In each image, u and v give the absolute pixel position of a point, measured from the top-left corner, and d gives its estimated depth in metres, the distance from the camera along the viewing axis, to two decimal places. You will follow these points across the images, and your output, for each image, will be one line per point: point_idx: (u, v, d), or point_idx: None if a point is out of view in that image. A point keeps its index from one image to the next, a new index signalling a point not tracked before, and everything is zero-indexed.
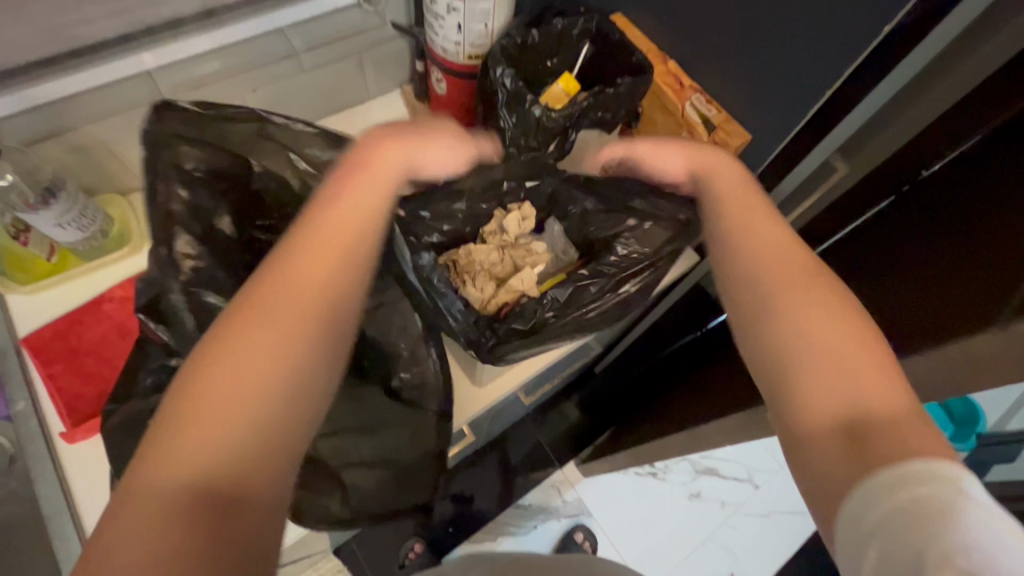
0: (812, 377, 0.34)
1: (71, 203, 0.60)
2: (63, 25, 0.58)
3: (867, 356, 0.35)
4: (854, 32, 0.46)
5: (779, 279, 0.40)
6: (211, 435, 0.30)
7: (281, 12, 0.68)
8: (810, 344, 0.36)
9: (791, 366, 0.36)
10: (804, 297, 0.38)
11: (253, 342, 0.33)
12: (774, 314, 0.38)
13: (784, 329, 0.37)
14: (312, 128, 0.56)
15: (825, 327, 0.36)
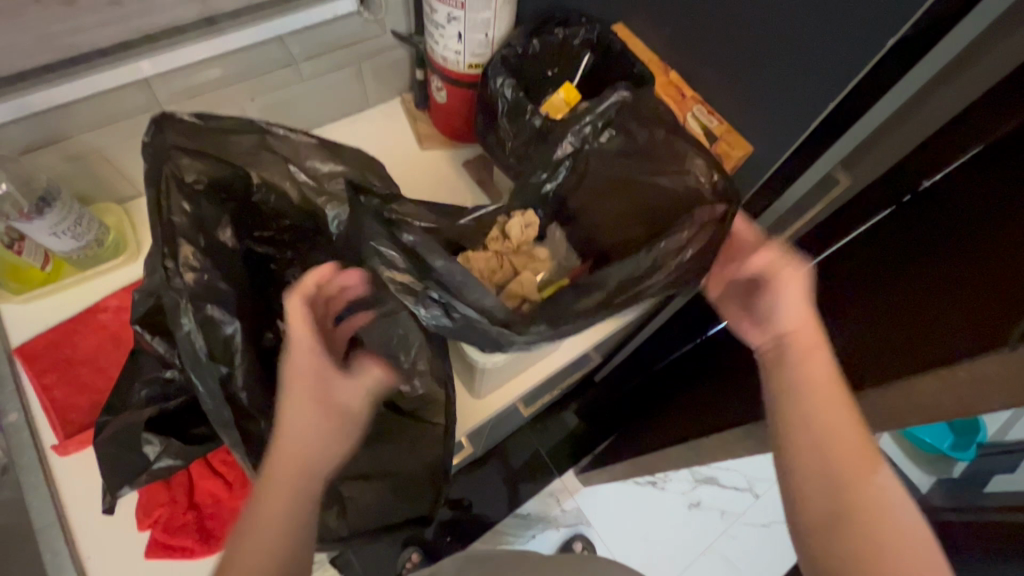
0: (838, 492, 0.43)
1: (66, 211, 0.59)
2: (58, 33, 0.57)
3: (873, 461, 0.44)
4: (851, 47, 0.46)
5: (817, 385, 0.46)
6: (258, 551, 0.39)
7: (282, 20, 0.68)
8: (841, 464, 0.44)
9: (820, 471, 0.44)
10: (825, 389, 0.46)
11: (280, 476, 0.41)
12: (808, 391, 0.46)
13: (835, 506, 0.43)
14: (310, 139, 0.53)
15: (845, 423, 0.45)
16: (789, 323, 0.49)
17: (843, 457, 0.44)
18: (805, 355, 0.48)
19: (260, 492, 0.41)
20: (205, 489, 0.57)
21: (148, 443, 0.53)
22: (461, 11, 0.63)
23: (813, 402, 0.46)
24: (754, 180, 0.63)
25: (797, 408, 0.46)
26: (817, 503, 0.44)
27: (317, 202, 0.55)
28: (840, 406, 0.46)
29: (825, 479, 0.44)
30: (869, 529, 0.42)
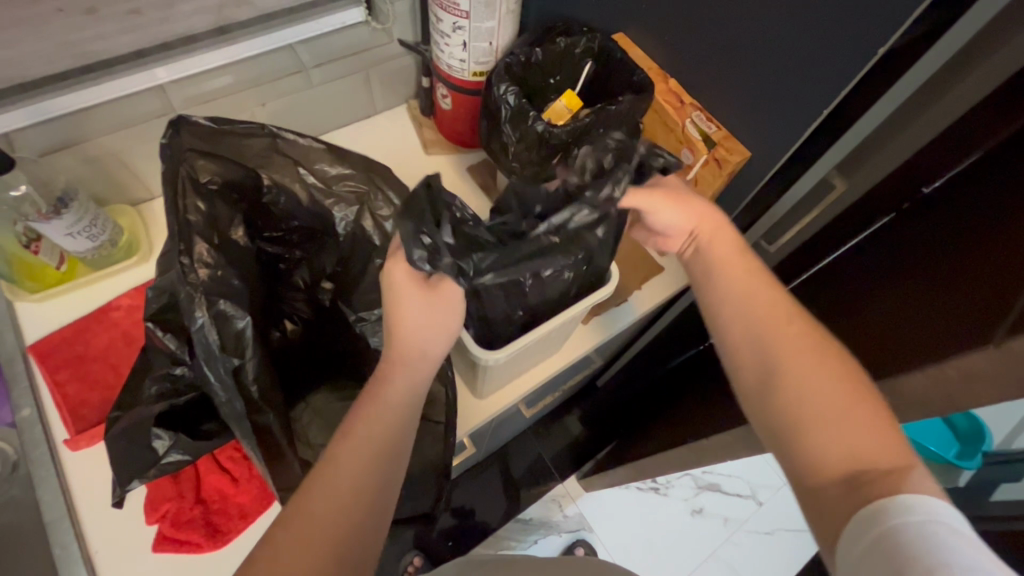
0: (807, 412, 0.41)
1: (82, 212, 0.61)
2: (80, 40, 0.61)
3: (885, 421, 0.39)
4: (841, 55, 0.47)
5: (770, 321, 0.45)
6: (340, 495, 0.39)
7: (293, 29, 0.69)
8: (817, 408, 0.40)
9: (789, 410, 0.41)
10: (761, 303, 0.46)
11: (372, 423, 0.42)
12: (759, 335, 0.45)
13: (798, 404, 0.41)
14: (320, 142, 0.54)
15: (798, 341, 0.44)
16: (719, 258, 0.50)
17: (803, 365, 0.43)
18: (752, 293, 0.47)
19: (321, 467, 0.40)
20: (212, 484, 0.59)
21: (158, 437, 0.54)
22: (466, 20, 0.65)
23: (775, 335, 0.44)
24: (753, 185, 0.64)
25: (743, 334, 0.46)
26: (792, 438, 0.41)
27: (325, 204, 0.56)
28: (770, 303, 0.46)
29: (800, 408, 0.41)
30: (822, 424, 0.40)
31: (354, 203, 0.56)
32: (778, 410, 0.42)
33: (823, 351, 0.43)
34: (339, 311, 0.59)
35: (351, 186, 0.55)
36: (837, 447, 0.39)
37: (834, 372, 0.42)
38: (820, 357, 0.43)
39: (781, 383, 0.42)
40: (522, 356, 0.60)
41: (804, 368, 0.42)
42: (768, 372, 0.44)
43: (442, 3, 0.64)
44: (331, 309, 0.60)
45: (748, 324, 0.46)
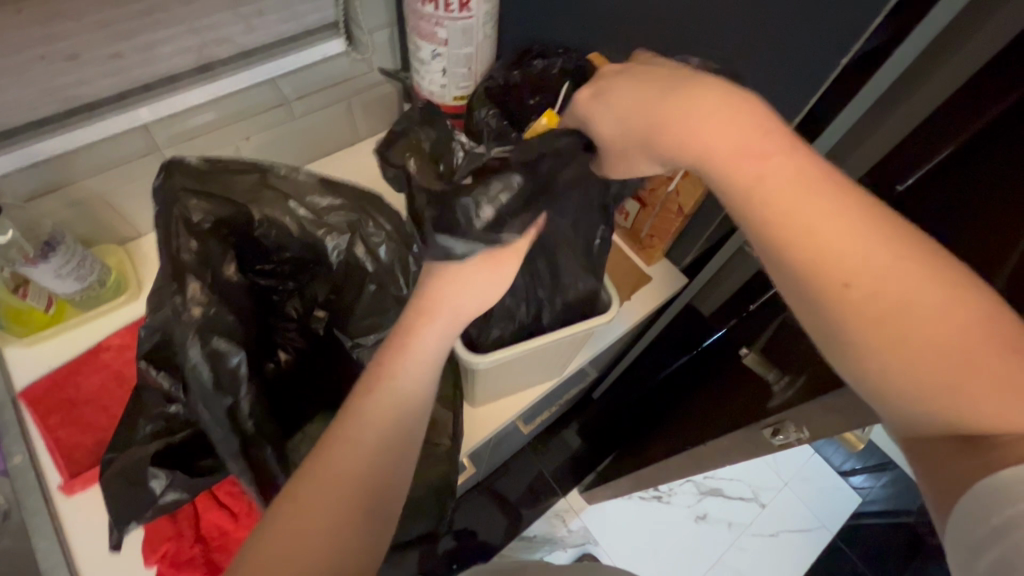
0: (915, 380, 0.34)
1: (70, 254, 0.61)
2: (62, 85, 0.61)
3: (1007, 362, 0.33)
4: (810, 65, 0.49)
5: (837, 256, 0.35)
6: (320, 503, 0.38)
7: (276, 63, 0.71)
8: (934, 374, 0.34)
9: (880, 377, 0.35)
10: (845, 257, 0.35)
11: (366, 424, 0.41)
12: (822, 281, 0.35)
13: (906, 384, 0.35)
14: (311, 173, 0.55)
15: (890, 293, 0.35)
16: (746, 181, 0.37)
17: (891, 316, 0.35)
18: (793, 215, 0.35)
19: (289, 497, 0.38)
20: (210, 520, 0.58)
21: (155, 477, 0.53)
22: (444, 47, 0.67)
23: (857, 279, 0.35)
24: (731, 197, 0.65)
25: (805, 300, 0.37)
26: (892, 408, 0.36)
27: (317, 234, 0.56)
28: (847, 250, 0.35)
29: (905, 377, 0.35)
30: (920, 390, 0.34)
31: (346, 231, 0.56)
32: (859, 383, 0.37)
33: (911, 292, 0.34)
34: (335, 339, 0.61)
35: (342, 216, 0.56)
36: (935, 413, 0.35)
37: (932, 312, 0.34)
38: (914, 308, 0.34)
39: (872, 352, 0.35)
40: (513, 369, 0.61)
41: (920, 340, 0.34)
42: (845, 343, 0.36)
43: (421, 32, 0.66)
44: (326, 337, 0.61)
45: (817, 283, 0.36)
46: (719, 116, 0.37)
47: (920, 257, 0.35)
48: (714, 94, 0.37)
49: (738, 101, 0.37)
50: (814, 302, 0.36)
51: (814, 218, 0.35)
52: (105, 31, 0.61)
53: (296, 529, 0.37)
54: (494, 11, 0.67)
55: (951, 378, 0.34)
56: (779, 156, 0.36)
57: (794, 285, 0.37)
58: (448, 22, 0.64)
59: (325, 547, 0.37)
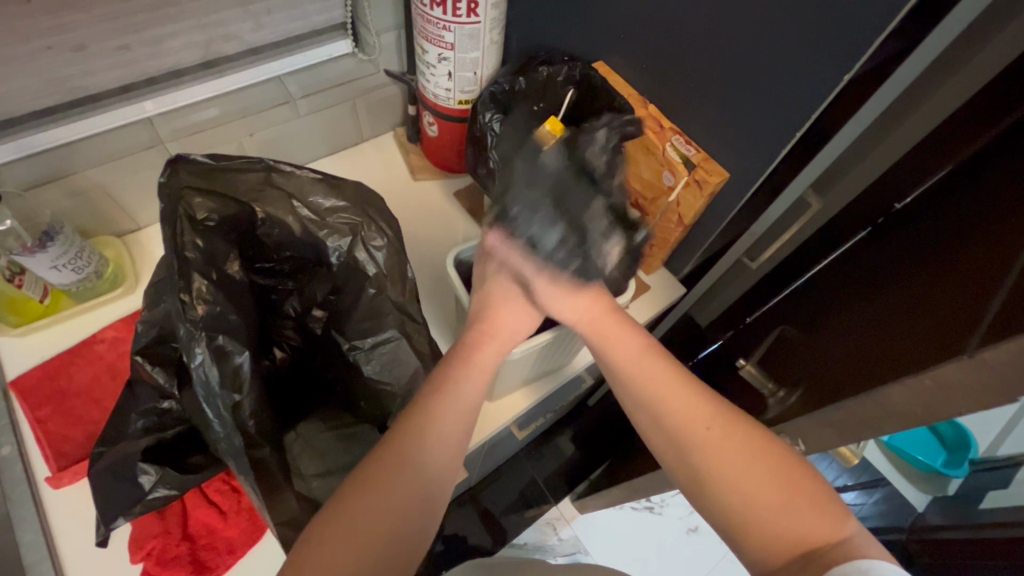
0: (745, 506, 0.44)
1: (68, 245, 0.61)
2: (69, 76, 0.60)
3: (800, 489, 0.44)
4: (815, 81, 0.50)
5: (678, 413, 0.48)
6: (378, 506, 0.41)
7: (279, 62, 0.71)
8: (755, 499, 0.44)
9: (736, 509, 0.45)
10: (696, 419, 0.47)
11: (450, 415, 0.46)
12: (674, 428, 0.48)
13: (737, 509, 0.45)
14: (314, 175, 0.53)
15: (732, 441, 0.46)
16: (618, 358, 0.51)
17: (723, 456, 0.46)
18: (648, 381, 0.49)
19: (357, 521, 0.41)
20: (199, 518, 0.57)
21: (145, 473, 0.52)
22: (451, 52, 0.67)
23: (694, 433, 0.47)
24: (729, 209, 0.65)
25: (680, 453, 0.47)
26: (735, 532, 0.45)
27: (319, 236, 0.55)
28: (700, 409, 0.48)
29: (738, 504, 0.45)
30: (760, 520, 0.44)
31: (347, 234, 0.55)
32: (727, 516, 0.45)
33: (746, 443, 0.46)
34: (332, 341, 0.59)
35: (344, 218, 0.54)
36: (777, 531, 0.43)
37: (754, 462, 0.45)
38: (751, 452, 0.45)
39: (710, 487, 0.46)
40: (518, 367, 0.62)
41: (739, 478, 0.45)
42: (707, 485, 0.46)
43: (428, 35, 0.66)
44: (322, 337, 0.60)
45: (679, 436, 0.47)
46: (603, 317, 0.53)
47: (755, 425, 0.47)
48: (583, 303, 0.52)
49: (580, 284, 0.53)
50: (672, 452, 0.48)
51: (670, 386, 0.49)
52: (112, 25, 0.58)
53: (357, 537, 0.40)
54: (502, 17, 0.68)
55: (770, 504, 0.44)
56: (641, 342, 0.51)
57: (652, 433, 0.49)
58: (456, 27, 0.64)
59: (388, 529, 0.41)
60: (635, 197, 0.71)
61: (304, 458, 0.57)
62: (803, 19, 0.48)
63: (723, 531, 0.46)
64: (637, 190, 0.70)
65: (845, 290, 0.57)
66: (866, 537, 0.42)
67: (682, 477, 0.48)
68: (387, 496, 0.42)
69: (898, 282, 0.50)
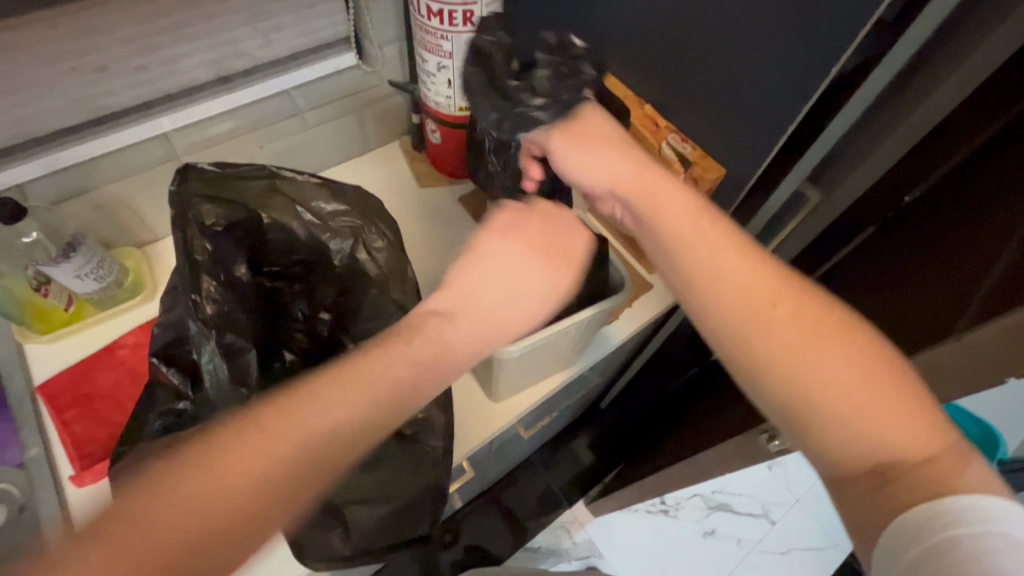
0: (824, 399, 0.39)
1: (91, 255, 0.64)
2: (91, 96, 0.63)
3: (890, 386, 0.39)
4: (806, 74, 0.50)
5: (744, 288, 0.43)
6: (210, 486, 0.33)
7: (287, 77, 0.74)
8: (834, 389, 0.39)
9: (810, 402, 0.39)
10: (768, 293, 0.42)
11: (334, 397, 0.37)
12: (732, 305, 0.43)
13: (813, 403, 0.39)
14: (315, 180, 0.56)
15: (806, 321, 0.41)
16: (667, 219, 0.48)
17: (797, 339, 0.41)
18: (702, 250, 0.45)
19: (248, 437, 0.34)
20: None
21: None
22: (450, 60, 0.69)
23: (765, 310, 0.42)
24: (729, 205, 0.66)
25: (739, 337, 0.42)
26: (804, 432, 0.40)
27: (322, 238, 0.57)
28: (769, 285, 0.43)
29: (812, 395, 0.39)
30: (853, 419, 0.38)
31: (349, 236, 0.57)
32: (796, 409, 0.40)
33: (821, 326, 0.41)
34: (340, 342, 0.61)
35: (346, 221, 0.57)
36: (861, 433, 0.38)
37: (830, 350, 0.40)
38: (833, 338, 0.40)
39: (777, 377, 0.40)
40: (525, 365, 0.63)
41: (817, 371, 0.39)
42: (777, 372, 0.40)
43: (427, 45, 0.68)
44: (330, 339, 0.62)
45: (756, 329, 0.41)
46: (648, 175, 0.51)
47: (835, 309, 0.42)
48: (631, 173, 0.51)
49: (612, 148, 0.54)
50: (733, 332, 0.43)
51: (740, 263, 0.44)
52: (130, 46, 0.62)
53: (192, 495, 0.32)
54: (498, 25, 0.69)
55: (856, 398, 0.38)
56: (696, 212, 0.47)
57: (708, 314, 0.44)
58: (453, 36, 0.66)
59: (211, 519, 0.33)
60: None
61: None
62: (794, 13, 0.48)
63: (787, 430, 0.41)
64: None
65: (876, 275, 0.58)
66: (975, 465, 0.36)
67: (740, 363, 0.42)
68: (227, 475, 0.33)
69: (941, 242, 0.50)
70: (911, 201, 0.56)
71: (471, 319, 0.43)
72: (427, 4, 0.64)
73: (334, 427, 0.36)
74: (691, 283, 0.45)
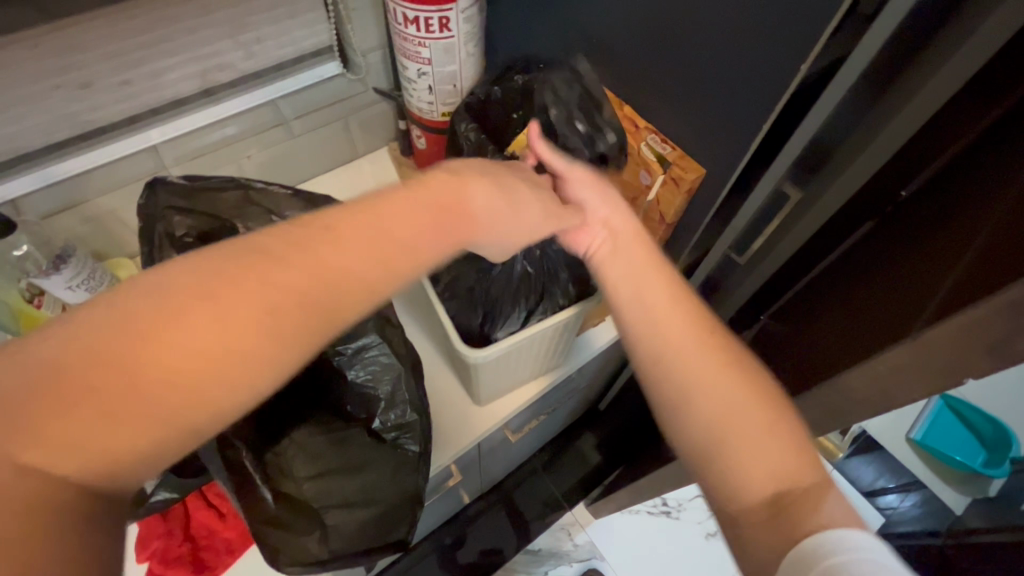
0: (715, 427, 0.41)
1: (81, 266, 0.66)
2: (79, 112, 0.65)
3: (777, 422, 0.41)
4: (779, 72, 0.49)
5: (659, 318, 0.46)
6: (146, 340, 0.30)
7: (273, 87, 0.75)
8: (721, 417, 0.41)
9: (701, 427, 0.42)
10: (678, 322, 0.46)
11: (299, 261, 0.35)
12: (645, 333, 0.46)
13: (703, 428, 0.42)
14: (288, 192, 0.57)
15: (708, 353, 0.44)
16: (608, 254, 0.52)
17: (695, 368, 0.43)
18: (632, 280, 0.49)
19: (149, 324, 0.31)
20: (199, 521, 0.61)
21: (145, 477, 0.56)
22: (429, 66, 0.70)
23: (671, 339, 0.45)
24: (710, 204, 0.65)
25: (651, 362, 0.46)
26: (697, 455, 0.42)
27: None
28: (682, 320, 0.46)
29: (704, 420, 0.42)
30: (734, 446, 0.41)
31: None
32: (693, 435, 0.42)
33: (723, 360, 0.43)
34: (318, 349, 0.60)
35: None
36: (745, 465, 0.40)
37: (726, 382, 0.42)
38: (736, 372, 0.43)
39: (678, 403, 0.43)
40: (498, 369, 0.63)
41: (711, 400, 0.42)
42: (677, 395, 0.44)
43: (407, 53, 0.69)
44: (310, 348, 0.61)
45: (660, 356, 0.45)
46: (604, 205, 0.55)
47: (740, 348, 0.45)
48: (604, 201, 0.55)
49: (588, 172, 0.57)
50: (645, 357, 0.46)
51: (661, 297, 0.47)
52: (114, 62, 0.63)
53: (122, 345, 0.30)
54: (476, 30, 0.70)
55: (746, 429, 0.40)
56: (635, 247, 0.52)
57: (631, 340, 0.48)
58: (431, 43, 0.67)
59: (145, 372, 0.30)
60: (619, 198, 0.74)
61: (297, 459, 0.59)
62: (764, 11, 0.47)
63: (685, 454, 0.44)
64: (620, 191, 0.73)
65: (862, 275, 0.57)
66: (851, 510, 0.37)
67: (653, 386, 0.46)
68: (181, 322, 0.31)
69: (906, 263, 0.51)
70: (906, 196, 0.55)
71: (448, 219, 0.42)
72: (403, 13, 0.64)
73: (278, 315, 0.34)
74: (623, 314, 0.49)
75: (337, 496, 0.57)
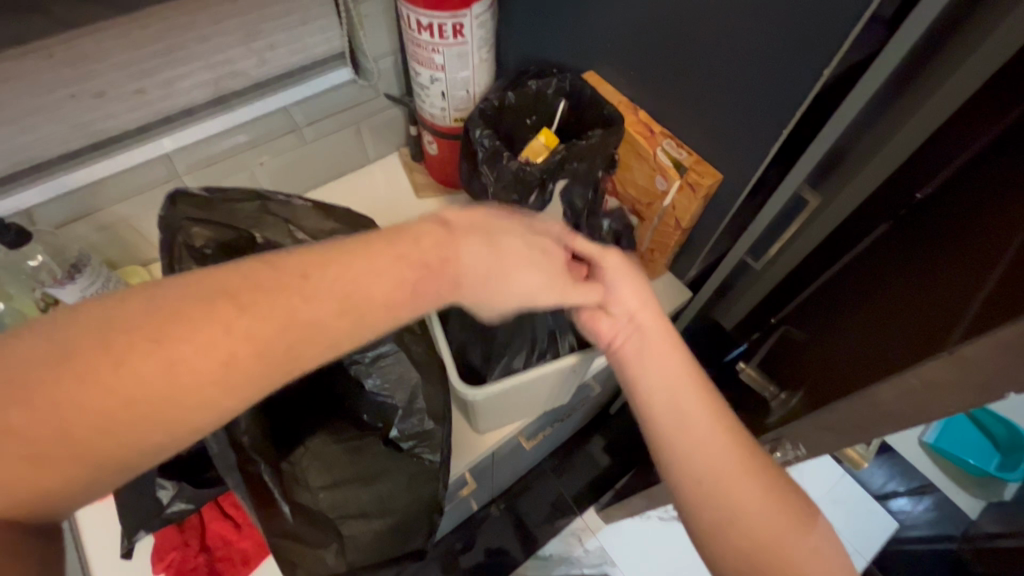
0: (753, 544, 0.42)
1: (94, 276, 0.66)
2: (92, 121, 0.65)
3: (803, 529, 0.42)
4: (800, 77, 0.49)
5: (699, 431, 0.45)
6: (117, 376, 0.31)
7: (285, 94, 0.76)
8: (759, 534, 0.42)
9: (742, 545, 0.42)
10: (714, 438, 0.45)
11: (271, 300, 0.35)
12: (686, 447, 0.45)
13: (743, 545, 0.42)
14: (306, 202, 0.57)
15: (746, 469, 0.44)
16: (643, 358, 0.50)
17: (735, 484, 0.44)
18: (671, 390, 0.48)
19: (126, 343, 0.32)
20: (215, 531, 0.60)
21: (162, 488, 0.55)
22: (441, 72, 0.69)
23: (711, 455, 0.45)
24: (728, 209, 0.64)
25: (691, 477, 0.45)
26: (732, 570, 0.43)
27: None
28: (721, 434, 0.45)
29: (742, 539, 0.42)
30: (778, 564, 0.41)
31: None
32: (730, 549, 0.43)
33: (757, 472, 0.44)
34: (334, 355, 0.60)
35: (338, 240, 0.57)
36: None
37: (764, 499, 0.43)
38: (770, 487, 0.44)
39: (718, 519, 0.43)
40: (505, 401, 0.62)
41: (749, 516, 0.43)
42: (717, 511, 0.44)
43: (419, 59, 0.69)
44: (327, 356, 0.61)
45: (701, 473, 0.44)
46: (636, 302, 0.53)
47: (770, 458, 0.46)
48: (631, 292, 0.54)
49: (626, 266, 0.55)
50: (685, 470, 0.45)
51: (699, 410, 0.46)
52: (128, 71, 0.63)
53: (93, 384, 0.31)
54: (489, 35, 0.69)
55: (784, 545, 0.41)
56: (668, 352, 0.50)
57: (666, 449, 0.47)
58: (444, 48, 0.66)
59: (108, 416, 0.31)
60: (633, 203, 0.73)
61: (313, 471, 0.59)
62: (784, 16, 0.47)
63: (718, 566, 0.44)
64: (634, 196, 0.72)
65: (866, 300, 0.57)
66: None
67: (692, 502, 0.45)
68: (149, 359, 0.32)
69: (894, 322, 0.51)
70: (923, 199, 0.53)
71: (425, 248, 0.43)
72: (417, 19, 0.64)
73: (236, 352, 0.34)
74: (658, 429, 0.47)
75: (352, 506, 0.57)
